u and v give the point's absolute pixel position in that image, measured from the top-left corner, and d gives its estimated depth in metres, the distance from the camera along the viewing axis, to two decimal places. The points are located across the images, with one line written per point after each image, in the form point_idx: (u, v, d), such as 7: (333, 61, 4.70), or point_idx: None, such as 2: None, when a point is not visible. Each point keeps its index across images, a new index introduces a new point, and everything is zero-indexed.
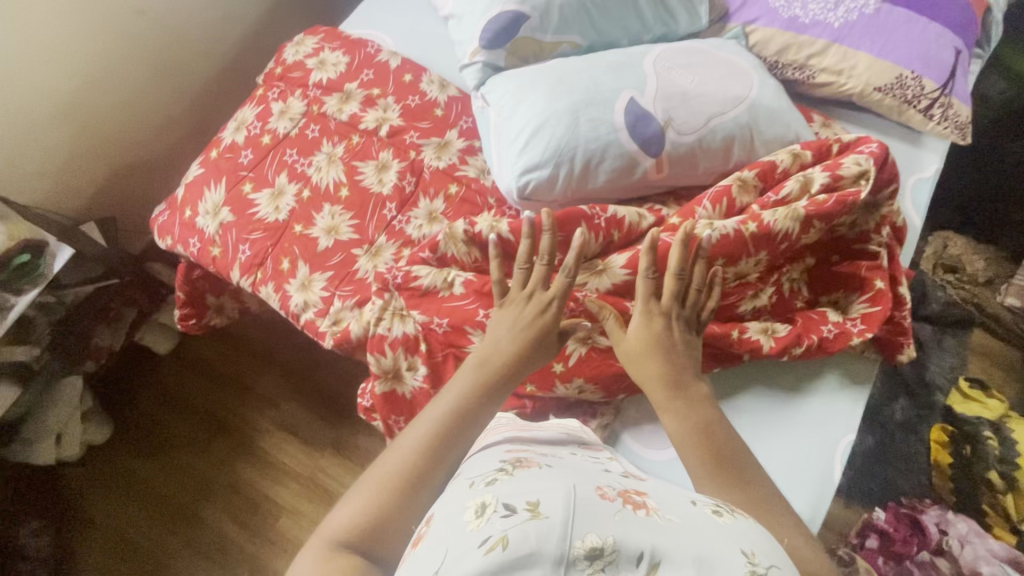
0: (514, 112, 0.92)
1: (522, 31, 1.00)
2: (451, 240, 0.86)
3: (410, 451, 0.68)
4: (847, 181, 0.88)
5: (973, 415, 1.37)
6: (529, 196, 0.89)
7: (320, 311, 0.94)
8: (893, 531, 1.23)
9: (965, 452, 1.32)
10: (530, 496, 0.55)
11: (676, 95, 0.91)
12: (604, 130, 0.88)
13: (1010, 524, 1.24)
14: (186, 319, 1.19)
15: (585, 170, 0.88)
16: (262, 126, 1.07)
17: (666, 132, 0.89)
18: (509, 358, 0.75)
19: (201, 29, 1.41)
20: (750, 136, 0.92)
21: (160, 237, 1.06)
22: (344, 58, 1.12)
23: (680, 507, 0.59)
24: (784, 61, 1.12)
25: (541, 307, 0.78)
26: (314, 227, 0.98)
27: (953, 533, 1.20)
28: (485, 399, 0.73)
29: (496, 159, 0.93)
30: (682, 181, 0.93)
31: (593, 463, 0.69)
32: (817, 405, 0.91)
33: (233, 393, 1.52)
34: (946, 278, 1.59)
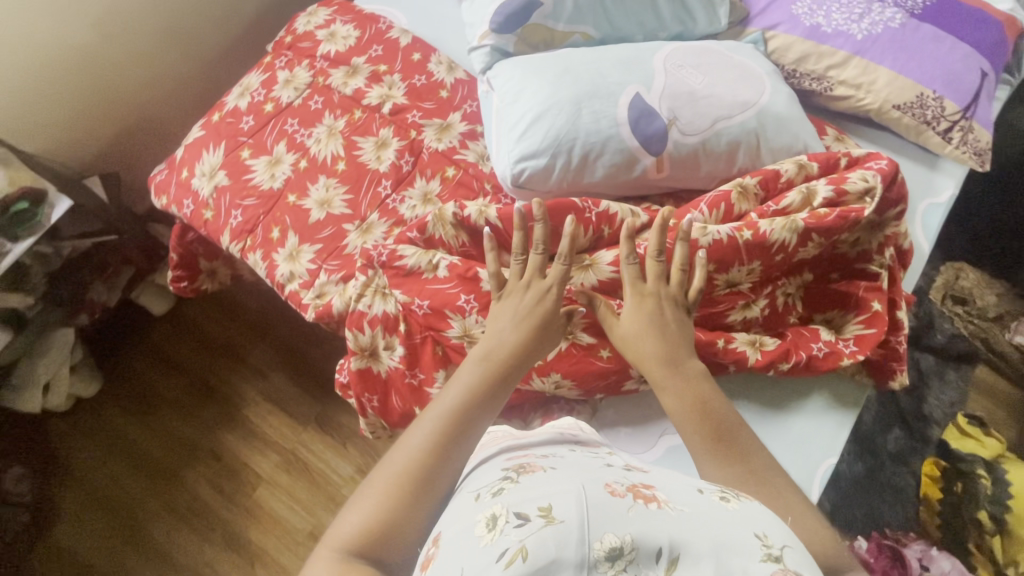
0: (517, 98, 0.90)
1: (534, 18, 0.98)
2: (439, 222, 0.85)
3: (417, 449, 0.66)
4: (851, 198, 0.85)
5: (968, 452, 1.35)
6: (523, 185, 0.87)
7: (305, 283, 0.93)
8: (874, 562, 1.20)
9: (955, 489, 1.32)
10: (541, 501, 0.53)
11: (683, 94, 0.88)
12: (605, 124, 0.86)
13: (993, 567, 1.23)
14: (179, 281, 1.19)
15: (582, 163, 0.86)
16: (266, 94, 1.06)
17: (670, 131, 0.87)
18: (513, 348, 0.73)
19: None
20: (756, 143, 0.89)
21: (156, 195, 1.05)
22: (354, 33, 1.11)
23: (688, 496, 0.57)
24: (802, 70, 1.08)
25: (541, 292, 0.77)
26: (307, 199, 0.98)
27: (935, 570, 1.19)
28: (490, 393, 0.70)
29: (494, 144, 0.91)
30: (682, 184, 0.91)
31: (593, 457, 0.65)
32: (800, 424, 0.89)
33: (224, 361, 1.53)
34: (955, 310, 1.54)
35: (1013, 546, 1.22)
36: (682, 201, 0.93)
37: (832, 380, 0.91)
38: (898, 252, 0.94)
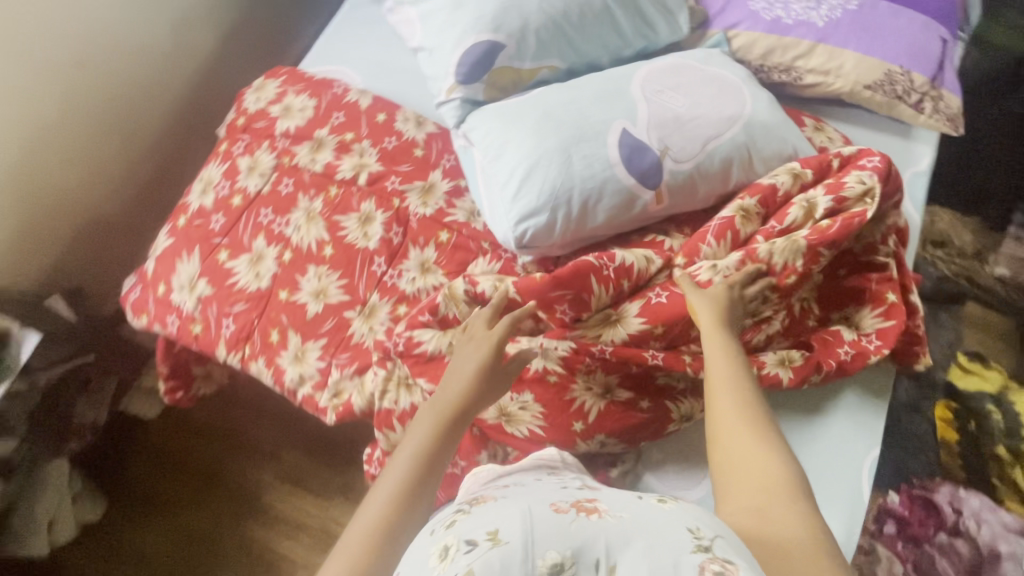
0: (501, 153, 0.87)
1: (500, 62, 0.94)
2: (451, 301, 0.83)
3: (380, 508, 0.65)
4: (853, 201, 0.85)
5: (975, 389, 1.38)
6: (528, 244, 0.84)
7: (318, 384, 0.89)
8: (909, 515, 1.22)
9: (970, 427, 1.34)
10: (489, 527, 0.57)
11: (669, 121, 0.86)
12: (598, 167, 0.83)
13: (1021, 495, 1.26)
14: (173, 391, 1.12)
15: (582, 210, 0.83)
16: (231, 186, 1.00)
17: (664, 162, 0.85)
18: (462, 392, 0.73)
19: (152, 66, 1.27)
20: (748, 155, 0.88)
21: (135, 316, 0.98)
22: (310, 102, 1.05)
23: (627, 502, 0.61)
24: (770, 64, 1.07)
25: (485, 339, 0.75)
26: (300, 292, 0.92)
27: (967, 510, 1.20)
28: (446, 439, 0.71)
29: (486, 205, 0.88)
30: (683, 210, 0.89)
31: (554, 482, 0.68)
32: (838, 422, 0.89)
33: (228, 449, 1.46)
34: (935, 253, 1.57)
35: None
36: (684, 224, 0.91)
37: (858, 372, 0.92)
38: (901, 236, 0.94)
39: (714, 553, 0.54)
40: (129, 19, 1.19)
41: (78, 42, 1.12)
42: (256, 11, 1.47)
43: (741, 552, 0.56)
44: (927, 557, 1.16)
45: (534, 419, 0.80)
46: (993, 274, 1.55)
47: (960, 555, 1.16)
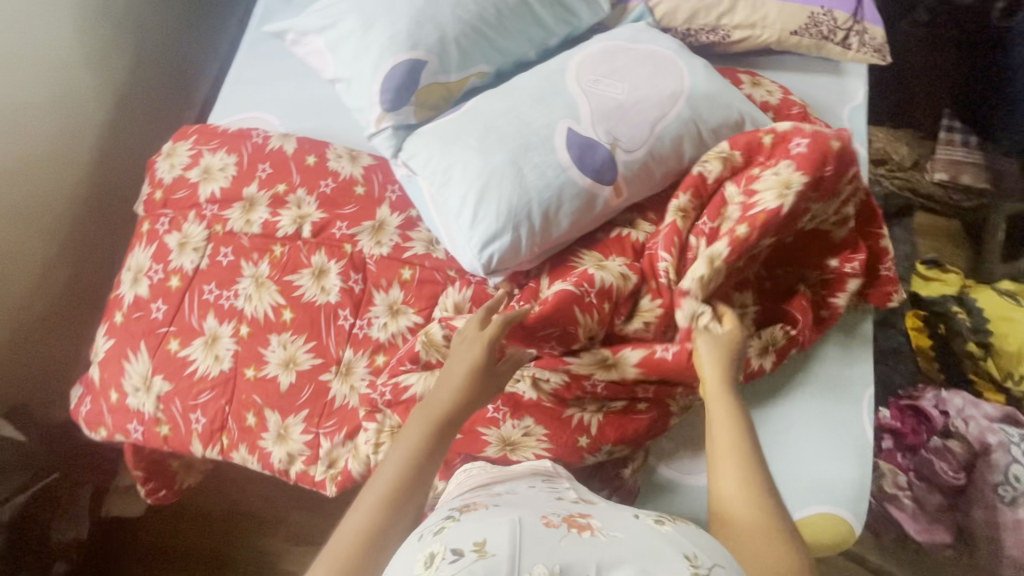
0: (447, 179, 0.82)
1: (425, 79, 0.89)
2: (431, 346, 0.78)
3: (368, 509, 0.66)
4: (768, 192, 0.80)
5: (939, 295, 1.40)
6: (496, 268, 0.80)
7: (310, 458, 0.83)
8: (902, 426, 1.27)
9: (940, 331, 1.36)
10: (476, 536, 0.55)
11: (613, 111, 0.83)
12: (552, 173, 0.80)
13: (996, 385, 1.30)
14: (155, 491, 1.05)
15: (545, 222, 0.79)
16: (164, 268, 0.91)
17: (616, 155, 0.82)
18: (455, 394, 0.71)
19: (40, 145, 1.10)
20: (696, 130, 0.86)
21: (92, 431, 0.90)
22: (230, 158, 0.97)
23: (623, 521, 0.59)
24: (696, 27, 1.06)
25: (474, 340, 0.73)
26: (267, 365, 0.86)
27: (953, 410, 1.24)
28: (439, 443, 0.70)
29: (444, 233, 0.83)
30: (645, 197, 0.86)
31: (548, 491, 0.66)
32: (828, 368, 0.90)
33: (231, 526, 1.34)
34: (879, 171, 1.65)
35: (1003, 361, 1.30)
36: (648, 210, 0.89)
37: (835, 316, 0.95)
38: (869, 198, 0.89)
39: None
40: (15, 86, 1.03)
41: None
42: (148, 65, 1.35)
43: None
44: (925, 462, 1.23)
45: (540, 442, 0.77)
46: (933, 180, 1.61)
47: (956, 455, 1.21)
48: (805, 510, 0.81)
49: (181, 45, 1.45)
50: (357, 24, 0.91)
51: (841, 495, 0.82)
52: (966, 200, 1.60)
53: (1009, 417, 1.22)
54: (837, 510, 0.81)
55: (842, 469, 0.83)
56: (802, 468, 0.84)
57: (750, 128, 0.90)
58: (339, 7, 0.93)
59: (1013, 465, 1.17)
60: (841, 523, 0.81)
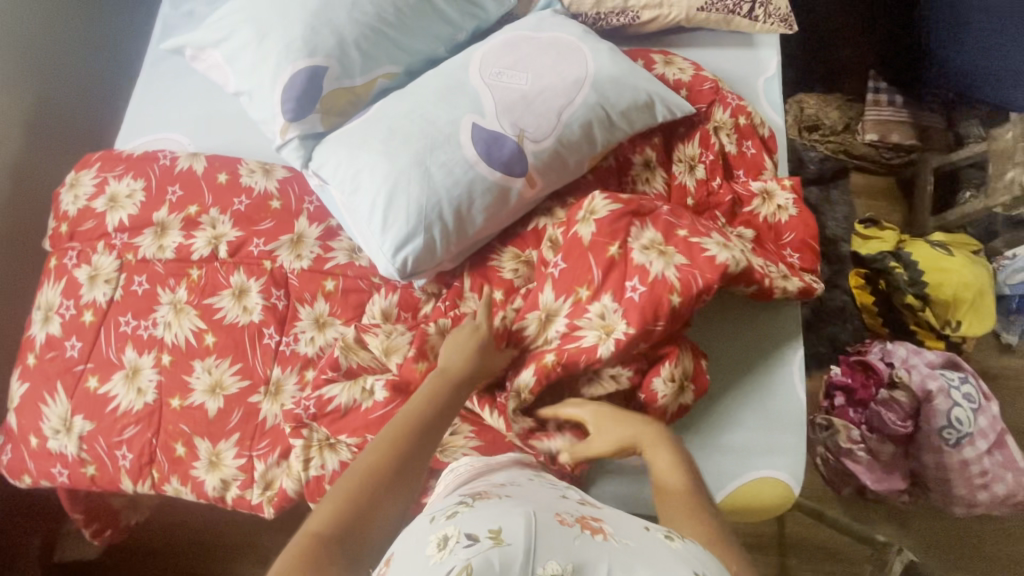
0: (356, 185, 0.81)
1: (328, 85, 0.87)
2: (350, 350, 0.82)
3: (383, 444, 0.69)
4: (590, 336, 0.75)
5: (875, 252, 1.40)
6: (413, 270, 0.79)
7: (245, 483, 0.81)
8: (852, 382, 1.27)
9: (881, 286, 1.38)
10: (490, 524, 0.56)
11: (517, 102, 0.83)
12: (460, 171, 0.79)
13: (935, 332, 1.35)
14: (100, 532, 1.02)
15: (457, 220, 0.79)
16: (75, 304, 0.88)
17: (524, 146, 0.82)
18: (467, 356, 0.76)
19: None
20: (605, 114, 0.86)
21: (16, 479, 0.86)
22: (137, 184, 0.94)
23: (635, 531, 0.59)
24: (605, 10, 1.06)
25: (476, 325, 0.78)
26: (193, 393, 0.84)
27: (897, 361, 1.24)
28: (454, 395, 0.74)
29: (360, 240, 0.82)
30: (561, 184, 0.86)
31: (550, 488, 0.67)
32: (758, 339, 0.91)
33: (195, 557, 1.28)
34: (813, 138, 1.63)
35: (939, 310, 1.34)
36: (569, 199, 0.89)
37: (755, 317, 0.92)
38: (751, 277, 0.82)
39: None
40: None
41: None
42: (54, 95, 1.30)
43: None
44: (876, 415, 1.23)
45: (468, 440, 0.79)
46: (865, 142, 1.61)
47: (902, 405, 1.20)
48: (745, 477, 0.84)
49: (89, 70, 1.39)
50: (252, 34, 0.88)
51: (780, 460, 0.85)
52: (896, 157, 1.62)
53: (949, 361, 1.25)
54: (775, 474, 0.84)
55: (776, 434, 0.86)
56: (737, 434, 0.86)
57: (659, 107, 0.90)
58: (232, 18, 0.90)
59: (954, 409, 1.19)
60: (780, 486, 0.84)
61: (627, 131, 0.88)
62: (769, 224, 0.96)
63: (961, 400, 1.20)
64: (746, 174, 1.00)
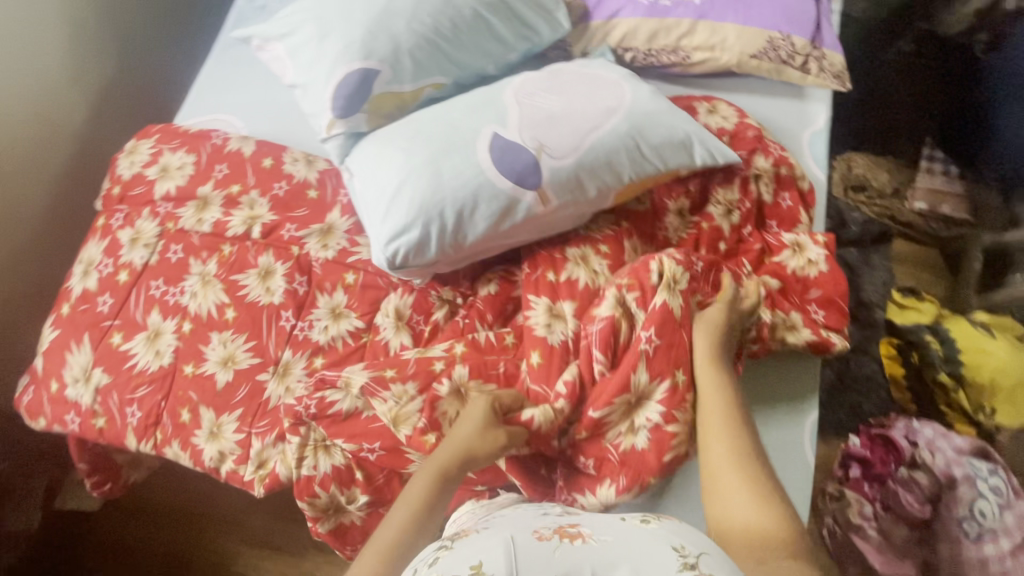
0: (373, 175, 0.84)
1: (378, 88, 0.90)
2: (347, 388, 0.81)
3: (378, 549, 0.69)
4: (683, 433, 0.77)
5: (912, 323, 1.34)
6: (402, 265, 0.81)
7: (241, 458, 0.83)
8: (871, 455, 1.20)
9: (913, 360, 1.32)
10: (472, 560, 0.57)
11: (542, 120, 0.84)
12: (469, 174, 0.81)
13: (968, 418, 1.26)
14: (101, 485, 1.05)
15: (458, 224, 0.81)
16: (114, 262, 0.93)
17: (541, 160, 0.83)
18: (462, 452, 0.74)
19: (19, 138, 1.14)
20: (635, 146, 0.86)
21: (32, 419, 0.90)
22: (189, 158, 0.99)
23: (610, 525, 0.63)
24: (656, 47, 1.07)
25: (478, 417, 0.75)
26: (206, 362, 0.87)
27: (921, 441, 1.18)
28: (445, 495, 0.73)
29: (365, 226, 0.85)
30: (576, 209, 0.86)
31: (533, 509, 0.69)
32: (767, 394, 0.90)
33: (187, 525, 1.31)
34: (859, 198, 1.58)
35: (975, 393, 1.24)
36: (600, 242, 0.88)
37: (763, 383, 0.90)
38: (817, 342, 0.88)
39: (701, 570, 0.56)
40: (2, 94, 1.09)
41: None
42: (126, 67, 1.39)
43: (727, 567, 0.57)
44: (892, 494, 1.16)
45: None
46: (913, 209, 1.57)
47: (921, 487, 1.15)
48: None
49: (163, 47, 1.49)
50: (315, 31, 0.93)
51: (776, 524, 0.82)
52: (944, 229, 1.55)
53: (980, 451, 1.16)
54: None
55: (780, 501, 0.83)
56: None
57: (697, 149, 0.91)
58: (300, 15, 0.95)
59: (977, 499, 1.12)
60: None
61: (657, 168, 0.88)
62: (796, 278, 0.93)
63: (987, 493, 1.13)
64: (779, 226, 0.99)
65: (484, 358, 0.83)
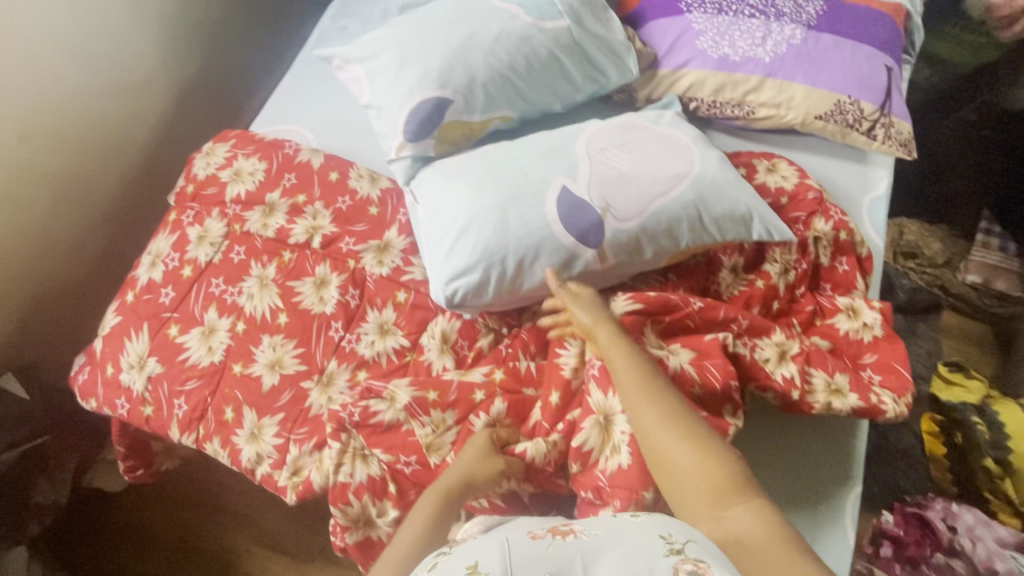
0: (440, 212, 0.87)
1: (449, 116, 0.94)
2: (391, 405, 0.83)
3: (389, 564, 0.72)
4: None
5: (958, 401, 1.28)
6: (459, 303, 0.84)
7: (277, 462, 0.85)
8: (905, 536, 1.13)
9: (956, 440, 1.25)
10: (468, 561, 0.59)
11: (612, 179, 0.86)
12: (536, 226, 0.83)
13: (1014, 509, 1.16)
14: (133, 469, 1.07)
15: (517, 271, 0.83)
16: (180, 258, 0.97)
17: (606, 220, 0.84)
18: (461, 481, 0.76)
19: (101, 127, 1.22)
20: (698, 216, 0.87)
21: (83, 399, 0.94)
22: (261, 165, 1.03)
23: (600, 522, 0.64)
24: (722, 100, 1.08)
25: (479, 448, 0.78)
26: (255, 364, 0.89)
27: (962, 527, 1.12)
28: (448, 520, 0.76)
29: (426, 258, 0.88)
30: (630, 268, 0.88)
31: (534, 520, 0.69)
32: (807, 458, 0.89)
33: (203, 518, 1.32)
34: (908, 264, 1.56)
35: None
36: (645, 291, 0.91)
37: (806, 450, 0.90)
38: (864, 410, 0.85)
39: (687, 554, 0.58)
40: (82, 94, 1.16)
41: (14, 115, 1.04)
42: (206, 75, 1.47)
43: (711, 553, 0.59)
44: None
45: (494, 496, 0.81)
46: (965, 282, 1.52)
47: None
48: None
49: (244, 55, 1.58)
50: (396, 59, 0.97)
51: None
52: (998, 306, 1.51)
53: None
54: None
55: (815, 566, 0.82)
56: None
57: (757, 225, 0.89)
58: (383, 41, 1.00)
59: None
60: None
61: (716, 238, 0.88)
62: (849, 341, 0.92)
63: None
64: (833, 290, 0.98)
65: (523, 392, 0.85)
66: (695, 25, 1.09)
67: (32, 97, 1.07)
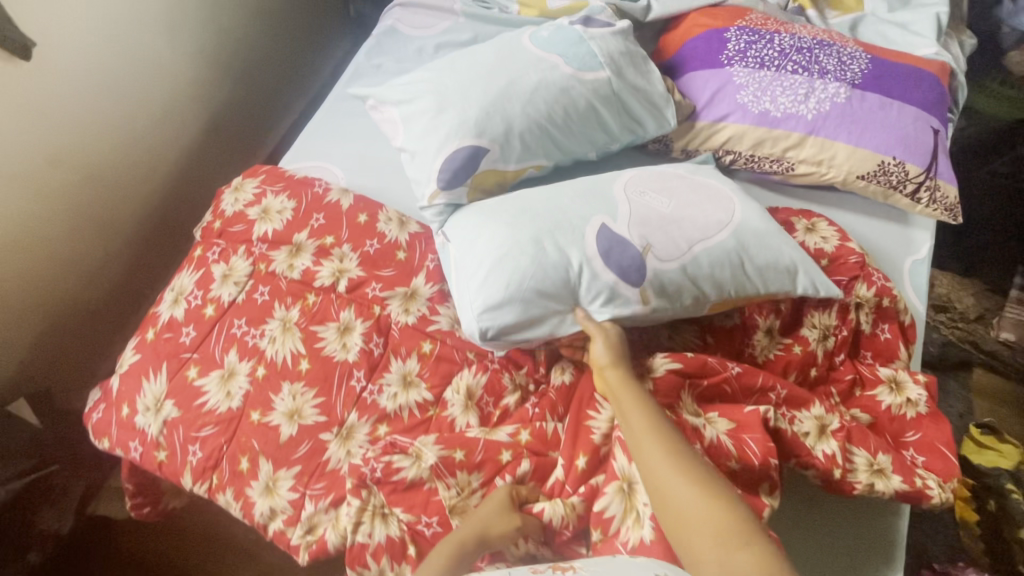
0: (473, 247, 0.85)
1: (484, 164, 0.92)
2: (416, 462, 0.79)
3: None
4: None
5: (991, 465, 1.22)
6: (490, 337, 0.81)
7: (290, 519, 0.81)
8: None
9: (989, 507, 1.17)
10: None
11: (653, 220, 0.84)
12: (574, 259, 0.80)
13: None
14: (140, 507, 1.04)
15: (552, 303, 0.80)
16: (203, 296, 0.95)
17: (646, 259, 0.81)
18: (478, 535, 0.72)
19: (129, 150, 1.22)
20: (740, 263, 0.84)
21: (96, 439, 0.91)
22: (289, 203, 1.02)
23: (602, 559, 0.61)
24: (760, 155, 1.06)
25: (498, 503, 0.75)
26: (273, 412, 0.86)
27: None
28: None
29: (456, 295, 0.86)
30: (670, 316, 0.84)
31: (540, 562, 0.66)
32: (845, 537, 0.84)
33: (206, 553, 1.29)
34: (938, 318, 1.50)
35: None
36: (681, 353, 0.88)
37: (844, 527, 0.85)
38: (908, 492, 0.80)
39: None
40: (112, 119, 1.16)
41: (47, 142, 1.05)
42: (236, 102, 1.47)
43: None
44: None
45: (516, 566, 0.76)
46: (999, 339, 1.46)
47: None
48: None
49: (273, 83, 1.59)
50: (432, 104, 0.96)
51: None
52: None
53: None
54: None
55: None
56: None
57: (802, 278, 0.86)
58: (419, 86, 0.99)
59: None
60: None
61: (759, 288, 0.85)
62: (892, 416, 0.87)
63: None
64: (874, 358, 0.94)
65: (550, 456, 0.81)
66: (736, 78, 1.07)
67: (64, 124, 1.07)
